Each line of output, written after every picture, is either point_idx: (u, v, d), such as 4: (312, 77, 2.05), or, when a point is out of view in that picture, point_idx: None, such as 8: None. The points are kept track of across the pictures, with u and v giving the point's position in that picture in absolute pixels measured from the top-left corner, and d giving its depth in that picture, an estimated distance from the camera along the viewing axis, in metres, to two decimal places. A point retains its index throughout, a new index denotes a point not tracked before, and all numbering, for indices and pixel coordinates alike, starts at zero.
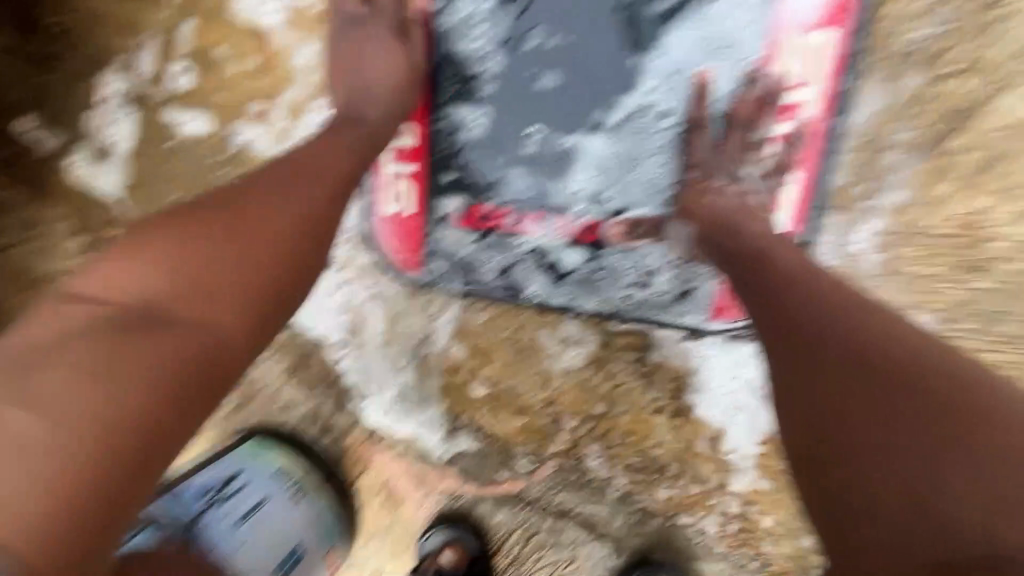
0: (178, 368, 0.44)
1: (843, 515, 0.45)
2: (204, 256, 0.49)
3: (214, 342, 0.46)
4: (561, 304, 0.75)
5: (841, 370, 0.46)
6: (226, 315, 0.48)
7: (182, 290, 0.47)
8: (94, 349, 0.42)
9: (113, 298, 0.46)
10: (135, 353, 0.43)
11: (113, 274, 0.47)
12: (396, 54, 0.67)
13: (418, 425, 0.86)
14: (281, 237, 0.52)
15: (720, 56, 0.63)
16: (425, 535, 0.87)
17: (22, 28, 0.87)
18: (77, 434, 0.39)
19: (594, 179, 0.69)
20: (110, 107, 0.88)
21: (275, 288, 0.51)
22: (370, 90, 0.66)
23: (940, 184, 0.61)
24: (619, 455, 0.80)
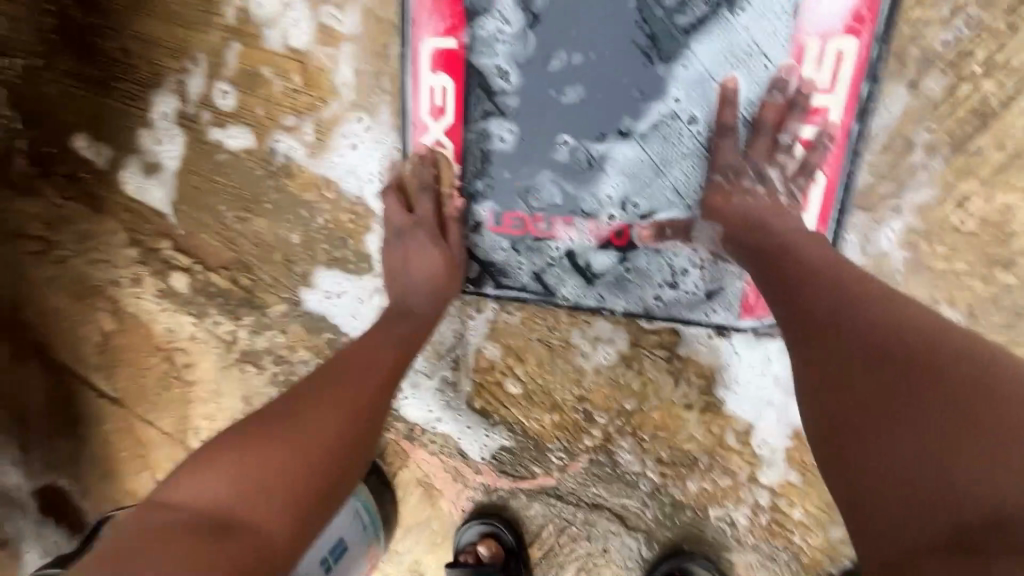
0: (237, 564, 0.50)
1: (855, 493, 0.47)
2: (277, 453, 0.58)
3: (266, 542, 0.53)
4: (592, 305, 0.78)
5: (856, 357, 0.50)
6: (278, 515, 0.55)
7: (243, 492, 0.55)
8: (171, 551, 0.49)
9: (183, 513, 0.54)
10: (201, 561, 0.49)
11: (196, 477, 0.57)
12: (434, 252, 0.75)
13: (456, 422, 0.90)
14: (328, 441, 0.61)
15: (744, 65, 0.65)
16: (463, 528, 0.92)
17: (82, 55, 0.94)
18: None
19: (624, 184, 0.72)
20: (162, 127, 0.94)
21: (320, 478, 0.59)
22: (417, 257, 0.75)
23: (965, 183, 0.63)
24: (649, 450, 0.82)
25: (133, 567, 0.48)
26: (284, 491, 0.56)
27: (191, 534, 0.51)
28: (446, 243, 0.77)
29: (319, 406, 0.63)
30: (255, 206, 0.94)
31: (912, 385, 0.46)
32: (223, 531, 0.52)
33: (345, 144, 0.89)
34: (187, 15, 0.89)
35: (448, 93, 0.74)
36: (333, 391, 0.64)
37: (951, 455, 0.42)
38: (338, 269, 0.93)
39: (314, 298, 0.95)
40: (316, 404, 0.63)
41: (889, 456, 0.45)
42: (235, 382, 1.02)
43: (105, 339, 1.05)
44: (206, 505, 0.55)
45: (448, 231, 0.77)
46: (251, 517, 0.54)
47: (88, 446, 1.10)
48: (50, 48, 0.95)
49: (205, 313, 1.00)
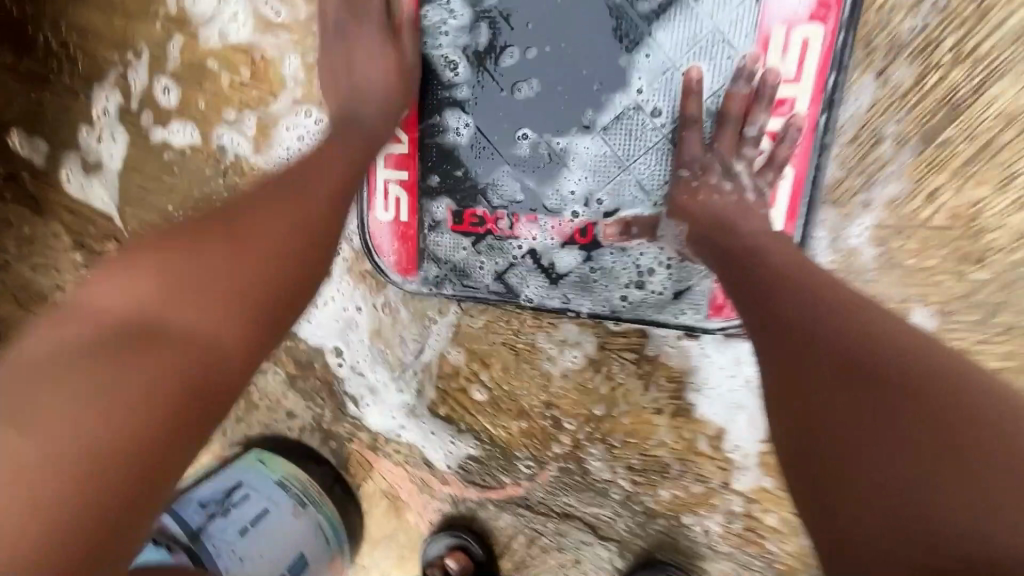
0: (150, 409, 0.40)
1: (828, 512, 0.45)
2: (214, 255, 0.48)
3: (192, 358, 0.43)
4: (557, 307, 0.75)
5: (827, 368, 0.47)
6: (220, 324, 0.46)
7: (168, 300, 0.46)
8: (62, 397, 0.39)
9: (48, 381, 0.40)
10: (109, 398, 0.39)
11: (104, 282, 0.46)
12: (387, 55, 0.67)
13: (421, 430, 0.86)
14: (275, 240, 0.51)
15: (708, 54, 0.62)
16: (431, 540, 0.87)
17: (19, 49, 0.88)
18: (59, 462, 0.36)
19: (587, 180, 0.69)
20: (105, 123, 0.89)
21: (265, 303, 0.49)
22: (367, 52, 0.67)
23: (935, 176, 0.61)
24: (620, 457, 0.79)
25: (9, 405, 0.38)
26: (235, 277, 0.48)
27: (72, 376, 0.40)
28: (398, 49, 0.68)
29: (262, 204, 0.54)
30: (205, 207, 0.89)
31: (893, 403, 0.43)
32: (142, 356, 0.42)
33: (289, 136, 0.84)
34: (127, 3, 0.84)
35: None
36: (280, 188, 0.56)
37: (925, 478, 0.41)
38: None
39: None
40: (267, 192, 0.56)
41: (863, 475, 0.43)
42: None
43: None
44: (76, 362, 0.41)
45: (400, 28, 0.68)
46: (191, 339, 0.44)
47: None
48: None
49: None
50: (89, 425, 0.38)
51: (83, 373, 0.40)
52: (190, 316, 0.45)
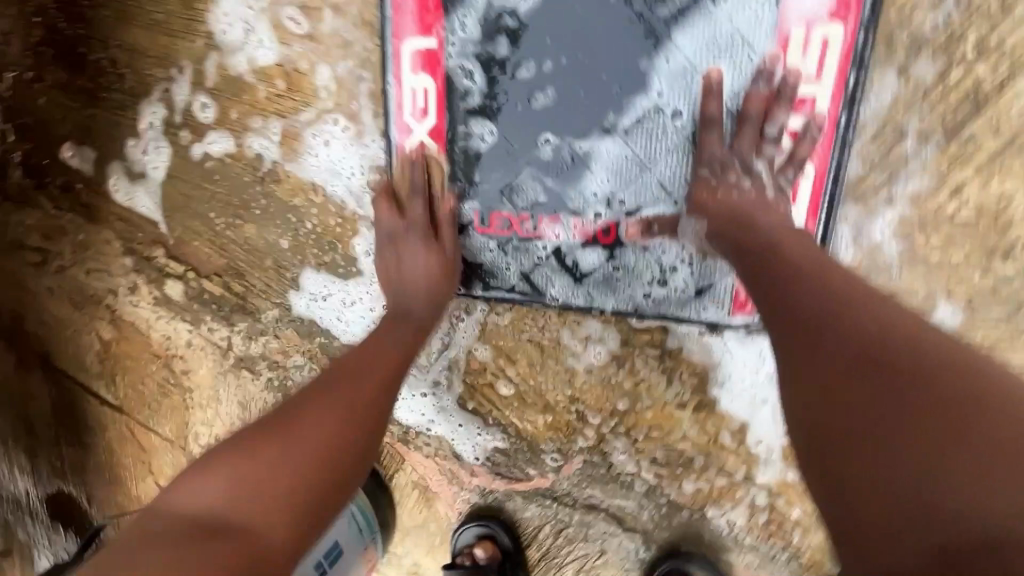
0: (231, 554, 0.47)
1: (844, 506, 0.46)
2: (276, 466, 0.54)
3: (264, 523, 0.51)
4: (582, 304, 0.77)
5: (839, 364, 0.49)
6: (290, 506, 0.53)
7: (235, 506, 0.51)
8: (168, 544, 0.47)
9: (166, 527, 0.50)
10: (198, 550, 0.47)
11: (199, 480, 0.54)
12: (431, 250, 0.74)
13: (451, 424, 0.90)
14: (340, 439, 0.58)
15: (728, 56, 0.63)
16: (460, 530, 0.91)
17: (73, 67, 0.95)
18: None
19: (609, 181, 0.71)
20: (149, 136, 0.95)
21: (322, 486, 0.55)
22: (415, 254, 0.74)
23: (960, 170, 0.61)
24: (644, 450, 0.81)
25: (133, 551, 0.47)
26: (299, 469, 0.55)
27: (177, 534, 0.49)
28: (440, 248, 0.75)
29: (326, 399, 0.61)
30: (244, 212, 0.94)
31: (906, 394, 0.45)
32: (232, 508, 0.51)
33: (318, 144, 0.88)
34: (172, 22, 0.89)
35: (429, 94, 0.73)
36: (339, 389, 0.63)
37: (931, 467, 0.41)
38: (324, 271, 0.93)
39: (300, 301, 0.95)
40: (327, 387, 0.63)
41: (875, 468, 0.44)
42: (232, 388, 1.02)
43: (105, 348, 1.06)
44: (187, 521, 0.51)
45: (440, 226, 0.76)
46: (266, 489, 0.53)
47: (92, 454, 1.11)
48: (41, 61, 0.96)
49: (200, 320, 1.00)
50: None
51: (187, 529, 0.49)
52: (265, 486, 0.53)
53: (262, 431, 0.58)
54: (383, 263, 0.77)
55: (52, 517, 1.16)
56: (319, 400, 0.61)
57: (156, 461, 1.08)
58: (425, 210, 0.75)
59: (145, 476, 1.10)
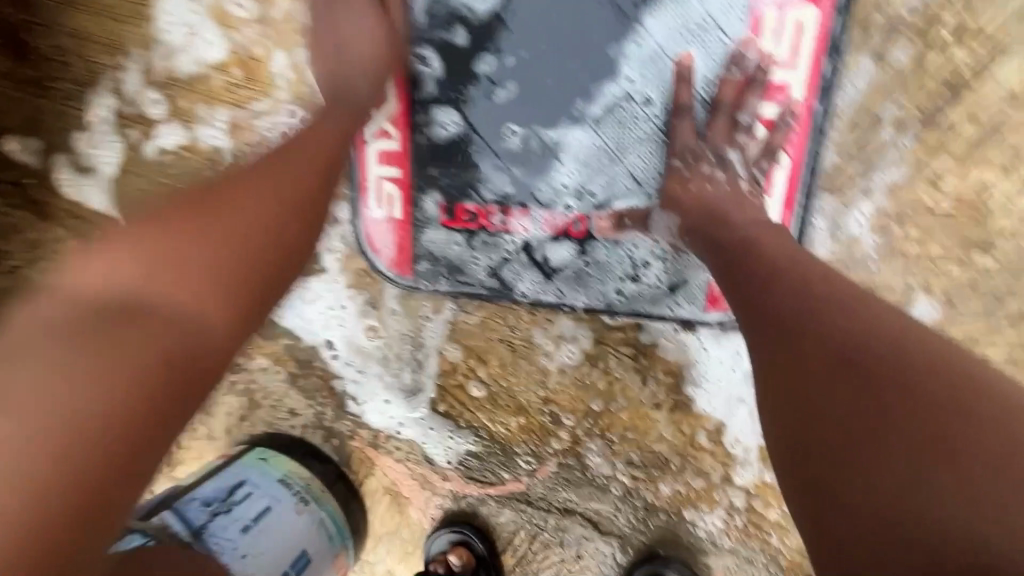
0: (144, 375, 0.43)
1: (826, 522, 0.43)
2: (202, 250, 0.48)
3: (184, 328, 0.46)
4: (553, 302, 0.74)
5: (821, 367, 0.46)
6: (211, 302, 0.48)
7: (157, 283, 0.47)
8: (68, 353, 0.42)
9: (58, 338, 0.43)
10: (107, 366, 0.42)
11: (106, 258, 0.47)
12: (376, 20, 0.63)
13: (421, 428, 0.86)
14: (261, 229, 0.52)
15: (700, 40, 0.61)
16: (432, 537, 0.87)
17: (18, 56, 0.89)
18: (62, 427, 0.39)
19: (579, 172, 0.67)
20: (99, 128, 0.90)
21: (249, 277, 0.50)
22: (356, 24, 0.63)
23: (937, 160, 0.59)
24: (619, 452, 0.78)
25: (32, 359, 0.41)
26: (213, 274, 0.48)
27: (75, 346, 0.42)
28: (388, 25, 0.64)
29: (245, 185, 0.54)
30: None
31: (885, 396, 0.42)
32: (141, 314, 0.45)
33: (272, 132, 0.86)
34: (120, 8, 0.84)
35: (391, 80, 0.69)
36: (259, 179, 0.55)
37: (918, 482, 0.39)
38: None
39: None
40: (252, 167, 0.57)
41: (857, 480, 0.42)
42: None
43: None
44: (86, 324, 0.44)
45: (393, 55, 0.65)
46: (178, 312, 0.46)
47: None
48: None
49: None
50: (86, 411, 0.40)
51: (81, 341, 0.43)
52: (179, 299, 0.47)
53: (189, 204, 0.51)
54: (322, 66, 0.65)
55: None
56: (231, 185, 0.54)
57: None
58: None
59: None
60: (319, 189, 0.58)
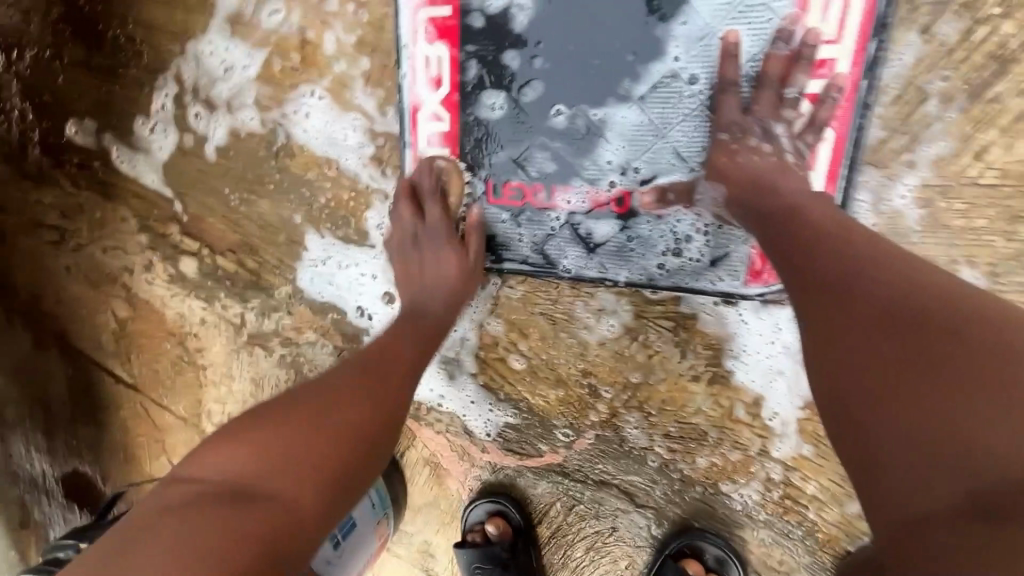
0: (295, 485, 0.52)
1: (867, 463, 0.47)
2: (376, 405, 0.61)
3: (289, 517, 0.50)
4: (595, 276, 0.76)
5: (865, 322, 0.49)
6: (304, 498, 0.52)
7: (334, 392, 0.61)
8: (283, 416, 0.57)
9: (212, 474, 0.53)
10: (326, 423, 0.57)
11: (356, 382, 0.63)
12: (450, 257, 0.75)
13: (461, 400, 0.90)
14: (366, 424, 0.59)
15: (747, 18, 0.63)
16: (471, 507, 0.93)
17: (90, 45, 0.96)
18: (294, 471, 0.53)
19: (625, 149, 0.70)
20: (163, 115, 0.96)
21: (337, 465, 0.55)
22: (436, 261, 0.75)
23: (984, 132, 0.59)
24: (657, 425, 0.80)
25: (290, 414, 0.57)
26: (325, 445, 0.55)
27: (225, 486, 0.51)
28: (463, 258, 0.76)
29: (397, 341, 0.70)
30: (258, 187, 0.95)
31: (925, 340, 0.45)
32: (256, 451, 0.53)
33: (305, 121, 0.90)
34: None
35: (443, 64, 0.73)
36: (352, 381, 0.63)
37: (958, 421, 0.42)
38: (325, 235, 0.94)
39: (304, 272, 0.96)
40: (331, 374, 0.65)
41: (892, 429, 0.45)
42: (244, 365, 1.03)
43: (121, 326, 1.07)
44: (223, 488, 0.51)
45: (464, 236, 0.77)
46: (289, 481, 0.52)
47: (107, 432, 1.13)
48: (59, 39, 0.97)
49: (213, 297, 1.01)
50: (244, 523, 0.47)
51: (227, 483, 0.52)
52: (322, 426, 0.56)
53: (369, 357, 0.67)
54: (401, 266, 0.78)
55: (67, 497, 1.18)
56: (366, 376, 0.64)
57: (171, 440, 1.10)
58: (442, 216, 0.76)
59: (160, 455, 1.11)
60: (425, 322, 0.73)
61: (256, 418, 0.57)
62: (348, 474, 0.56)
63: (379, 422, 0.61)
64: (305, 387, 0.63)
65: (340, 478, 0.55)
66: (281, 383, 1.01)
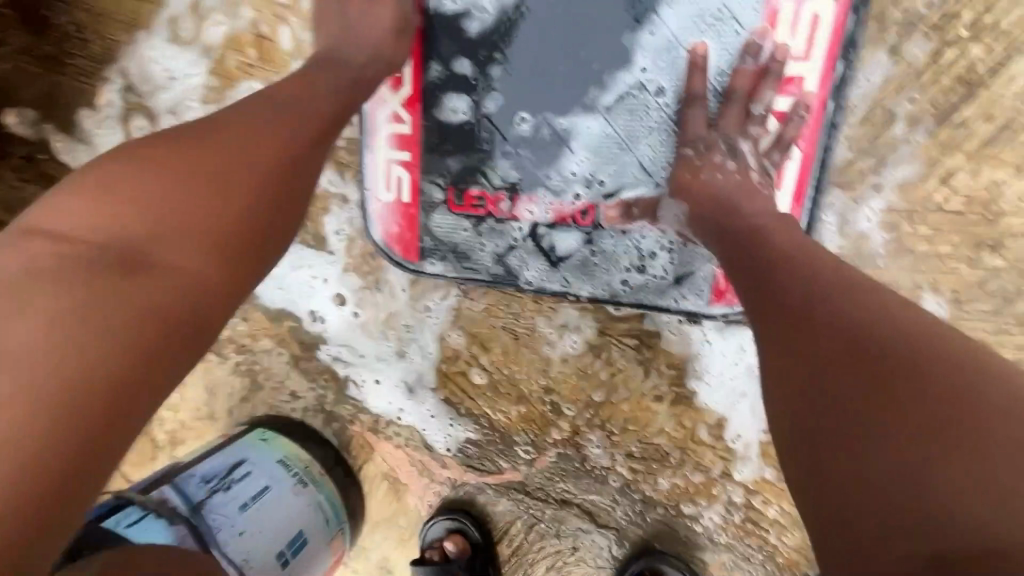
0: (128, 314, 0.40)
1: (825, 508, 0.43)
2: (209, 217, 0.46)
3: (114, 382, 0.38)
4: (557, 290, 0.74)
5: (831, 354, 0.45)
6: (100, 378, 0.38)
7: (153, 234, 0.44)
8: (63, 281, 0.40)
9: (62, 230, 0.43)
10: (138, 279, 0.42)
11: (157, 185, 0.46)
12: None
13: (421, 413, 0.88)
14: (192, 280, 0.44)
15: (716, 30, 0.60)
16: (429, 524, 0.89)
17: (38, 31, 0.90)
18: (104, 329, 0.39)
19: (590, 161, 0.68)
20: (110, 110, 0.91)
21: (153, 330, 0.41)
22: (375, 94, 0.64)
23: (950, 158, 0.58)
24: (619, 444, 0.78)
25: (51, 274, 0.40)
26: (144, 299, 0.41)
27: (68, 257, 0.42)
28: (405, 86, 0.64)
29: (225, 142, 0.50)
30: None
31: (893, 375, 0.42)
32: (105, 217, 0.44)
33: None
34: None
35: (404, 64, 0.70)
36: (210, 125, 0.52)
37: (928, 470, 0.39)
38: None
39: None
40: (173, 171, 0.46)
41: (855, 472, 0.41)
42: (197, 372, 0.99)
43: None
44: (76, 254, 0.42)
45: None
46: (140, 308, 0.41)
47: None
48: (3, 25, 0.91)
49: None
50: (91, 340, 0.38)
51: (72, 244, 0.42)
52: (135, 281, 0.42)
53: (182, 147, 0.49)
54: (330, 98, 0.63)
55: None
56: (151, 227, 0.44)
57: None
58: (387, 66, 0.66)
59: None
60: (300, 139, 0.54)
61: (97, 178, 0.45)
62: (223, 226, 0.47)
63: (248, 255, 0.48)
64: (135, 161, 0.47)
65: (186, 328, 0.43)
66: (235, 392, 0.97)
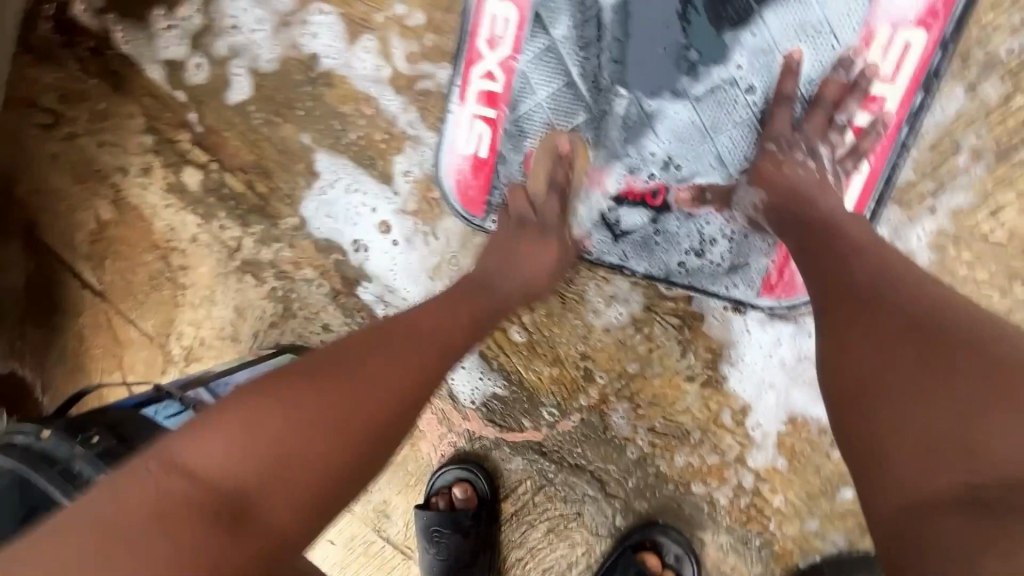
0: (360, 417, 0.52)
1: (867, 449, 0.45)
2: (423, 347, 0.59)
3: (327, 484, 0.49)
4: (614, 263, 0.79)
5: (891, 326, 0.48)
6: (319, 466, 0.49)
7: (363, 370, 0.54)
8: (283, 407, 0.50)
9: (205, 465, 0.47)
10: (363, 384, 0.53)
11: (386, 356, 0.57)
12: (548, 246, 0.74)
13: (452, 362, 0.91)
14: (412, 388, 0.56)
15: (814, 41, 0.65)
16: (439, 472, 0.94)
17: None
18: (343, 429, 0.51)
19: (670, 144, 0.73)
20: (187, 23, 0.93)
21: (406, 405, 0.55)
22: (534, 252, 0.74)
23: (1001, 195, 0.64)
24: (644, 417, 0.82)
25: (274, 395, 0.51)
26: (372, 409, 0.53)
27: (186, 495, 0.45)
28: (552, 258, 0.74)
29: (426, 317, 0.63)
30: (285, 110, 0.93)
31: (926, 343, 0.46)
32: (260, 424, 0.49)
33: (315, 43, 0.88)
34: None
35: (508, 26, 0.76)
36: (428, 321, 0.63)
37: (970, 446, 0.40)
38: (350, 163, 0.91)
39: (312, 200, 0.95)
40: (331, 389, 0.52)
41: (893, 417, 0.44)
42: (231, 290, 1.02)
43: (102, 229, 1.04)
44: (221, 483, 0.46)
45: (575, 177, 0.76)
46: (245, 530, 0.45)
47: (61, 336, 1.08)
48: None
49: (210, 214, 1.00)
50: (299, 461, 0.48)
51: (209, 478, 0.46)
52: (354, 397, 0.52)
53: (393, 326, 0.61)
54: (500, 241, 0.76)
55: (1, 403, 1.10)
56: (400, 335, 0.60)
57: (130, 356, 1.08)
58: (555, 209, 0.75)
59: (115, 371, 1.09)
60: (472, 326, 0.65)
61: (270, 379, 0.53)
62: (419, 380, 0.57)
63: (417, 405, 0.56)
64: (265, 399, 0.50)
65: (353, 475, 0.51)
66: (266, 316, 1.02)
